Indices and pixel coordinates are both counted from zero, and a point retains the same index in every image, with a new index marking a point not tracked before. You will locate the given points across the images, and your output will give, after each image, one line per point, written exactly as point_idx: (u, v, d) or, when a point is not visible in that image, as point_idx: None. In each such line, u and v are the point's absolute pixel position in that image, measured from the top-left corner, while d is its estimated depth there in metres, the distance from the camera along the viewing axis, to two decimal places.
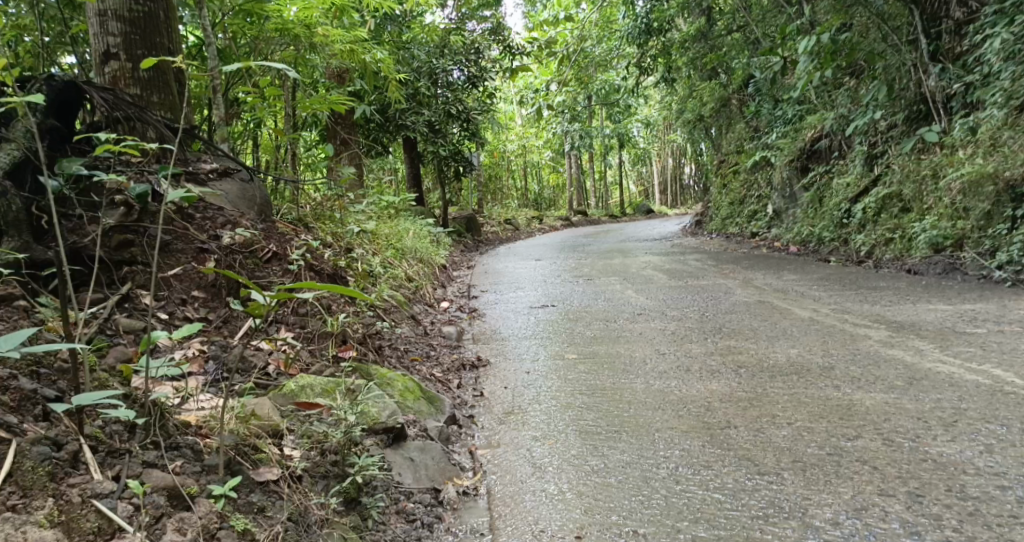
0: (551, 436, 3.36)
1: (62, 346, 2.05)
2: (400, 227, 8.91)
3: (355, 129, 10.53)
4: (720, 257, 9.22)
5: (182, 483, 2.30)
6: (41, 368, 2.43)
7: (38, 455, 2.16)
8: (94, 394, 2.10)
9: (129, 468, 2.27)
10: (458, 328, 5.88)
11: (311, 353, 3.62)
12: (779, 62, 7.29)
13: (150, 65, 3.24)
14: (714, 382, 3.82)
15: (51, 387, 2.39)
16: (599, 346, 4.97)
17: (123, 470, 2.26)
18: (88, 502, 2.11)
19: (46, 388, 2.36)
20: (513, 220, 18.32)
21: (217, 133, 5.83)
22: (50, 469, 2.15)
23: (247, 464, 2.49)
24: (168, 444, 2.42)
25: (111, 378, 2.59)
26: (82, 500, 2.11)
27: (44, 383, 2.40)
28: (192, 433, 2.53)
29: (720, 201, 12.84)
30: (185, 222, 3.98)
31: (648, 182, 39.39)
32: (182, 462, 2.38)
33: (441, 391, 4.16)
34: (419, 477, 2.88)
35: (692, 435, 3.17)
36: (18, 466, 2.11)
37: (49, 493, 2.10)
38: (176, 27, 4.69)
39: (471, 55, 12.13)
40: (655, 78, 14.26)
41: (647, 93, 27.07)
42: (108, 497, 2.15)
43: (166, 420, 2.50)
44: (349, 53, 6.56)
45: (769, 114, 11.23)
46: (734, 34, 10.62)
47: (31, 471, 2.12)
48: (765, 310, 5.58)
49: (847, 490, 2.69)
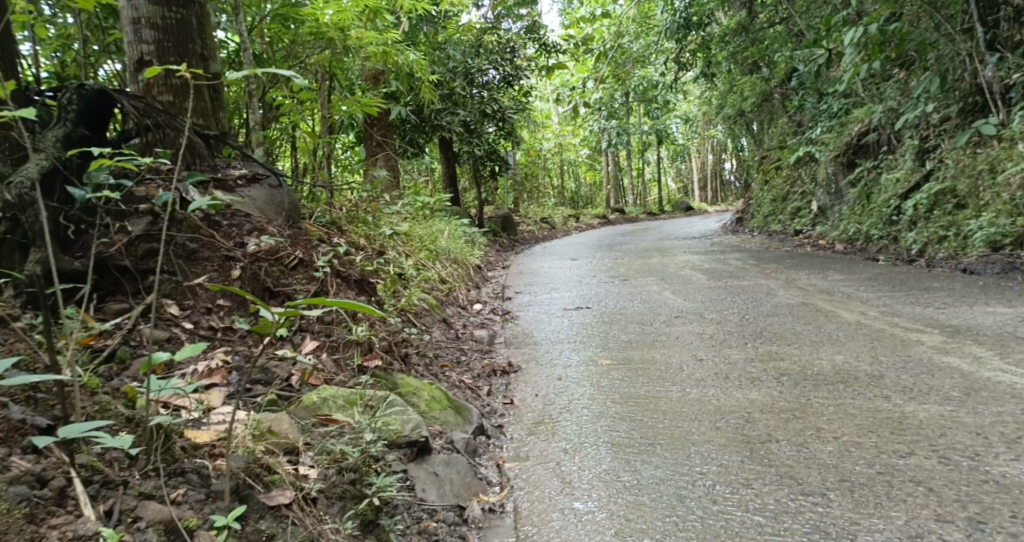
0: (581, 448, 3.24)
1: (43, 379, 1.99)
2: (435, 228, 8.85)
3: (391, 131, 10.52)
4: (762, 255, 8.96)
5: (180, 516, 2.19)
6: (36, 396, 2.37)
7: (15, 496, 2.02)
8: (82, 426, 2.02)
9: (123, 502, 2.17)
10: (490, 332, 5.79)
11: (336, 363, 3.55)
12: (824, 54, 7.05)
13: (154, 73, 2.91)
14: (754, 391, 3.66)
15: (45, 415, 2.30)
16: (634, 351, 4.82)
17: (117, 503, 2.16)
18: None
19: (36, 418, 2.27)
20: (550, 218, 18.20)
21: (253, 138, 5.85)
22: (28, 510, 2.01)
23: (259, 487, 2.40)
24: (170, 471, 2.34)
25: (115, 402, 2.52)
26: None
27: (40, 411, 2.32)
28: (203, 455, 2.46)
29: (763, 197, 12.52)
30: (212, 230, 3.94)
31: (688, 179, 38.90)
32: (185, 490, 2.29)
33: (470, 400, 4.07)
34: (443, 494, 2.79)
35: (731, 450, 3.01)
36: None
37: (26, 537, 1.94)
38: (209, 34, 4.66)
39: (507, 54, 12.02)
40: (695, 72, 13.98)
41: (687, 87, 26.66)
42: (90, 540, 2.01)
43: (170, 444, 2.42)
44: (382, 56, 6.50)
45: (813, 107, 10.90)
46: (777, 26, 10.27)
47: (7, 513, 1.97)
48: (809, 312, 5.36)
49: (900, 514, 2.50)
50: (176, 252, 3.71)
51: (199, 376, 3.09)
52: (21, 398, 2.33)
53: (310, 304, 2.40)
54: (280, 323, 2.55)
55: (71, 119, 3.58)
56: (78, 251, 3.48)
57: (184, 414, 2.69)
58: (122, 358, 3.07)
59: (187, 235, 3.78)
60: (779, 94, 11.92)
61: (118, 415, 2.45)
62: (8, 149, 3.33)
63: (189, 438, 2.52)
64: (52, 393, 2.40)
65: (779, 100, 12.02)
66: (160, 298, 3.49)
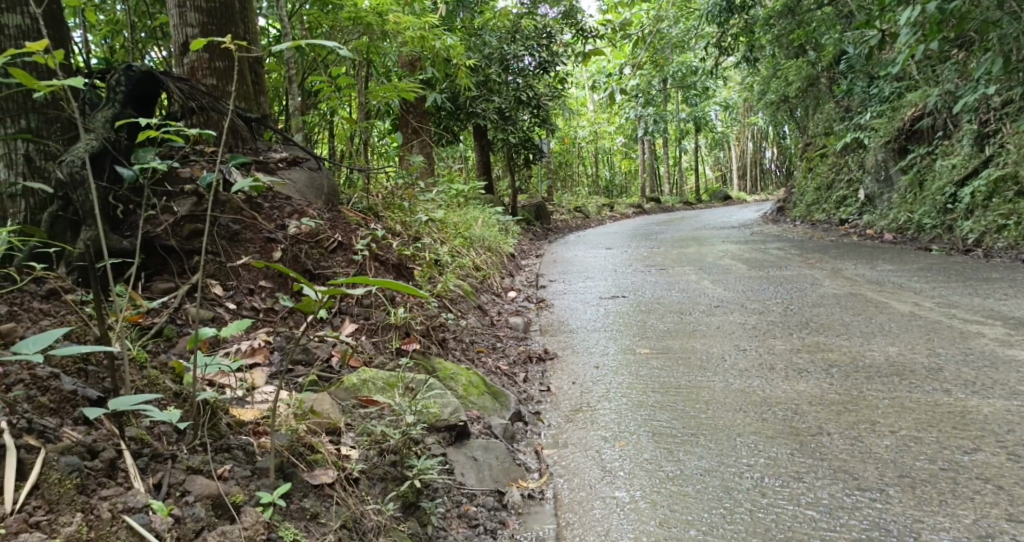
0: (622, 437, 3.20)
1: (95, 349, 1.97)
2: (469, 215, 8.83)
3: (426, 117, 10.52)
4: (803, 245, 8.79)
5: (227, 492, 2.18)
6: (87, 367, 2.37)
7: (66, 467, 2.02)
8: (131, 397, 2.00)
9: (171, 476, 2.17)
10: (526, 319, 5.75)
11: (375, 346, 3.55)
12: (876, 36, 6.84)
13: (201, 46, 2.82)
14: (802, 383, 3.60)
15: (95, 388, 2.31)
16: (673, 340, 4.74)
17: (165, 477, 2.15)
18: (119, 518, 1.96)
19: (87, 390, 2.27)
20: (583, 207, 18.07)
21: (294, 122, 5.87)
22: (79, 481, 2.01)
23: (302, 466, 2.40)
24: (217, 446, 2.34)
25: (162, 377, 2.53)
26: (113, 516, 1.97)
27: (90, 383, 2.33)
28: (247, 432, 2.47)
29: (806, 187, 12.29)
30: (254, 212, 3.95)
31: (725, 169, 38.43)
32: (231, 465, 2.29)
33: (507, 386, 4.04)
34: (482, 478, 2.78)
35: (779, 442, 2.94)
36: (46, 478, 1.98)
37: (77, 508, 1.95)
38: (252, 17, 4.67)
39: (544, 40, 11.92)
40: (735, 58, 13.71)
41: (726, 74, 26.23)
42: (140, 512, 2.00)
43: (217, 420, 2.42)
44: (421, 41, 6.46)
45: (863, 92, 10.64)
46: (824, 9, 10.01)
47: (58, 484, 1.98)
48: (858, 302, 5.23)
49: (968, 513, 2.41)
50: (220, 232, 3.72)
51: (242, 355, 3.10)
52: (71, 371, 2.34)
53: (351, 283, 2.36)
54: (324, 303, 2.50)
55: (119, 100, 3.60)
56: (125, 230, 3.51)
57: (228, 393, 2.71)
58: (168, 334, 3.09)
59: (230, 215, 3.79)
60: (824, 80, 11.64)
61: (165, 389, 2.46)
62: (60, 128, 3.34)
63: (234, 416, 2.53)
64: (101, 366, 2.41)
65: (825, 85, 11.76)
66: (204, 278, 3.51)
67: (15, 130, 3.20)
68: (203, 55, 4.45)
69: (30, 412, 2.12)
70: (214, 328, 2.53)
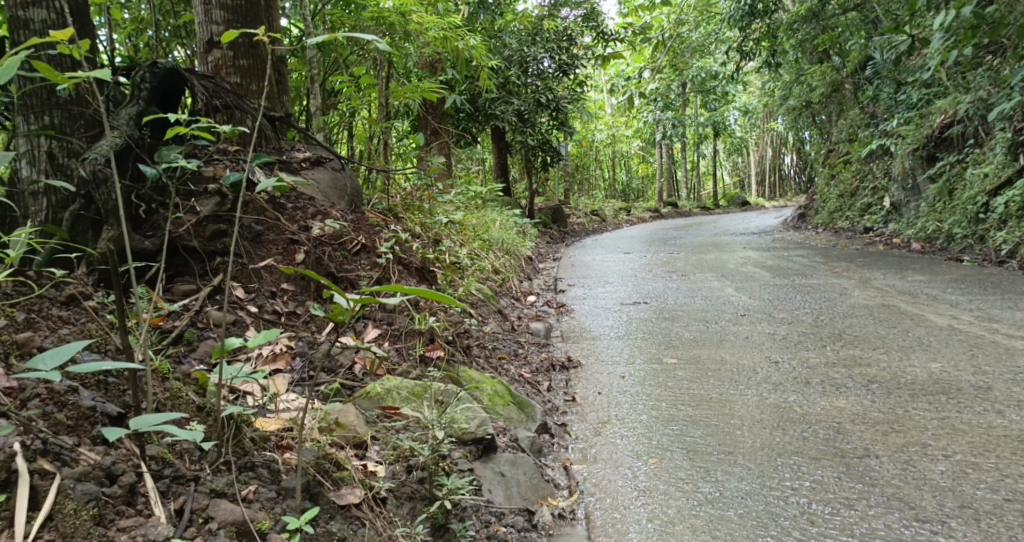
0: (655, 453, 3.09)
1: (114, 365, 1.84)
2: (487, 218, 8.72)
3: (445, 118, 10.41)
4: (828, 253, 8.61)
5: (252, 518, 2.07)
6: (109, 378, 2.27)
7: (82, 495, 1.93)
8: (153, 417, 1.87)
9: (194, 501, 2.06)
10: (547, 325, 5.63)
11: (399, 353, 3.44)
12: (906, 42, 6.65)
13: (231, 38, 2.70)
14: (841, 399, 3.48)
15: (115, 403, 2.22)
16: (701, 350, 4.61)
17: (187, 502, 2.05)
18: None
19: (107, 406, 2.17)
20: (599, 211, 17.91)
21: (315, 122, 5.78)
22: (97, 511, 1.92)
23: (328, 485, 2.29)
24: (241, 465, 2.23)
25: (185, 388, 2.42)
26: None
27: (111, 398, 2.23)
28: (271, 448, 2.36)
29: (828, 193, 12.09)
30: (277, 213, 3.86)
31: (743, 174, 38.14)
32: (256, 486, 2.18)
33: (531, 395, 3.92)
34: (511, 495, 2.66)
35: (825, 464, 2.87)
36: (61, 508, 1.89)
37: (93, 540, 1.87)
38: (277, 15, 4.59)
39: (563, 43, 11.76)
40: (757, 63, 13.51)
41: (745, 79, 25.97)
42: None
43: (242, 436, 2.32)
44: (443, 41, 6.34)
45: (889, 98, 10.27)
46: (850, 14, 9.81)
47: (73, 515, 1.89)
48: (891, 314, 5.08)
49: None
50: (243, 233, 3.63)
51: (264, 360, 2.99)
52: (91, 383, 2.24)
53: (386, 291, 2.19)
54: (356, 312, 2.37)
55: (143, 97, 3.51)
56: (148, 229, 3.43)
57: (251, 402, 2.61)
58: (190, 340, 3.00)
59: (254, 216, 3.70)
60: (850, 85, 11.42)
61: (188, 403, 2.36)
62: (84, 125, 3.26)
63: (257, 427, 2.43)
64: (122, 377, 2.31)
65: (849, 91, 11.55)
66: (226, 280, 3.42)
67: (38, 128, 3.13)
68: (227, 52, 4.38)
69: (47, 431, 2.03)
70: (239, 337, 2.41)
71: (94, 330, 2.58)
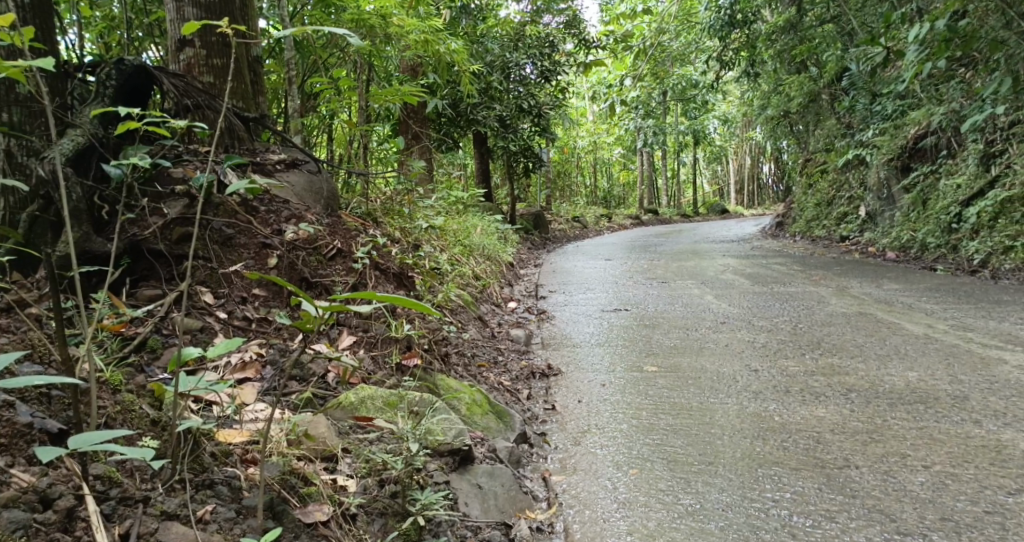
0: (635, 464, 3.03)
1: (45, 380, 1.72)
2: (469, 223, 8.66)
3: (426, 123, 10.33)
4: (807, 262, 8.61)
5: None
6: (51, 392, 2.17)
7: (8, 524, 1.83)
8: (92, 435, 1.76)
9: (141, 525, 1.96)
10: (527, 331, 5.57)
11: (374, 361, 3.35)
12: (881, 53, 6.68)
13: (193, 30, 2.60)
14: (821, 408, 3.44)
15: (56, 420, 2.10)
16: (681, 358, 4.56)
17: (134, 526, 1.95)
18: None
19: (47, 423, 2.07)
20: (581, 217, 17.91)
21: (292, 125, 5.69)
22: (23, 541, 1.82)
23: (295, 502, 2.20)
24: (199, 482, 2.13)
25: (138, 401, 2.32)
26: None
27: (54, 413, 2.13)
28: (233, 463, 2.26)
29: (807, 202, 12.14)
30: (249, 216, 3.76)
31: (723, 183, 38.41)
32: (214, 506, 2.08)
33: (510, 403, 3.85)
34: (487, 508, 2.59)
35: (805, 475, 2.82)
36: None
37: None
38: (253, 14, 4.51)
39: (545, 49, 11.71)
40: (738, 72, 13.58)
41: (726, 88, 26.10)
42: None
43: (200, 451, 2.22)
44: (423, 45, 6.24)
45: (865, 109, 10.39)
46: (827, 25, 9.88)
47: None
48: (868, 323, 5.07)
49: None
50: (212, 236, 3.53)
51: (232, 370, 2.93)
52: (31, 397, 2.13)
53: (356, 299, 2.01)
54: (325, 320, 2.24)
55: (110, 95, 3.45)
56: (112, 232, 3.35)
57: (215, 413, 2.52)
58: (153, 348, 2.91)
59: (224, 219, 3.61)
60: (827, 95, 11.49)
61: (142, 416, 2.26)
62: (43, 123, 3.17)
63: (220, 440, 2.33)
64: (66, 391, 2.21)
65: (827, 101, 11.61)
66: (194, 285, 3.32)
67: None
68: (200, 51, 4.29)
69: None
70: (199, 347, 2.31)
71: (37, 340, 2.48)
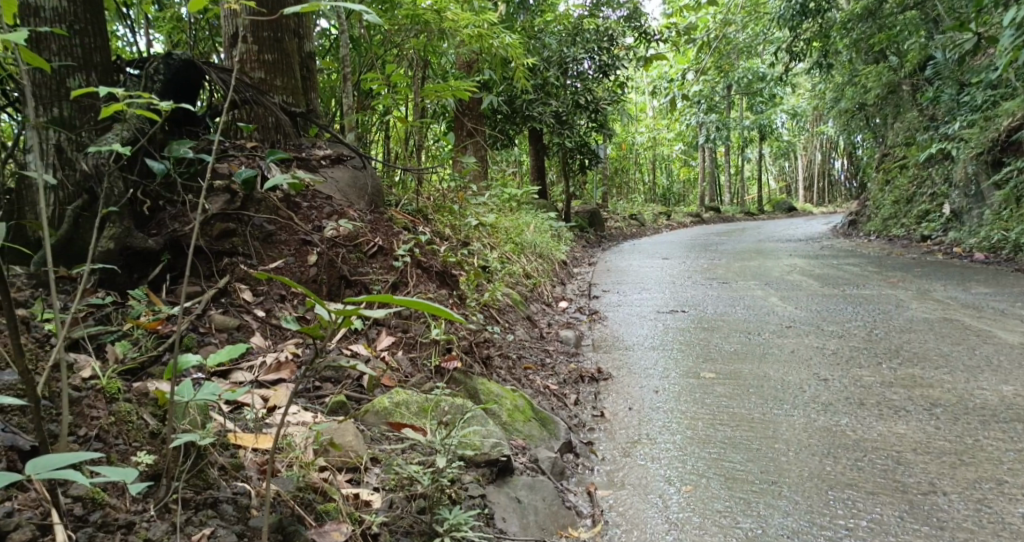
0: (688, 480, 2.88)
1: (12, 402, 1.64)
2: (521, 220, 8.49)
3: (481, 120, 10.17)
4: (883, 263, 8.15)
5: None
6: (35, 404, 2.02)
7: None
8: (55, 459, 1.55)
9: None
10: (578, 333, 5.36)
11: (412, 364, 3.22)
12: (972, 39, 6.20)
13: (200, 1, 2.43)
14: (901, 424, 3.26)
15: (30, 437, 1.95)
16: (742, 364, 4.28)
17: None
18: None
19: (23, 440, 1.92)
20: (639, 215, 17.54)
21: (344, 122, 5.59)
22: None
23: (310, 520, 2.07)
24: (200, 502, 1.99)
25: (142, 409, 2.19)
26: None
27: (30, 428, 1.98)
28: (242, 479, 2.12)
29: (882, 199, 11.54)
30: (290, 212, 3.68)
31: (791, 179, 37.27)
32: (212, 529, 1.94)
33: (555, 409, 3.67)
34: (526, 525, 2.45)
35: (884, 501, 2.66)
36: None
37: None
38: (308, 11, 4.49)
39: (604, 43, 11.30)
40: (809, 63, 13.03)
41: (795, 81, 25.18)
42: None
43: (205, 464, 2.09)
44: (478, 39, 6.08)
45: (951, 100, 9.75)
46: (910, 12, 9.35)
47: None
48: (956, 330, 4.71)
49: None
50: (253, 233, 3.47)
51: (267, 370, 2.82)
52: (14, 412, 2.00)
53: (371, 301, 1.72)
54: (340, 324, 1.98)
55: (157, 89, 3.38)
56: (153, 228, 3.24)
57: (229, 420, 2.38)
58: (189, 347, 2.81)
59: (265, 215, 3.54)
60: (908, 86, 10.92)
61: (141, 427, 2.12)
62: (94, 118, 3.15)
63: (236, 445, 2.23)
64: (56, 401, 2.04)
65: (907, 93, 11.01)
66: (233, 282, 3.24)
67: (46, 120, 3.03)
68: (252, 46, 4.25)
69: None
70: (196, 355, 2.13)
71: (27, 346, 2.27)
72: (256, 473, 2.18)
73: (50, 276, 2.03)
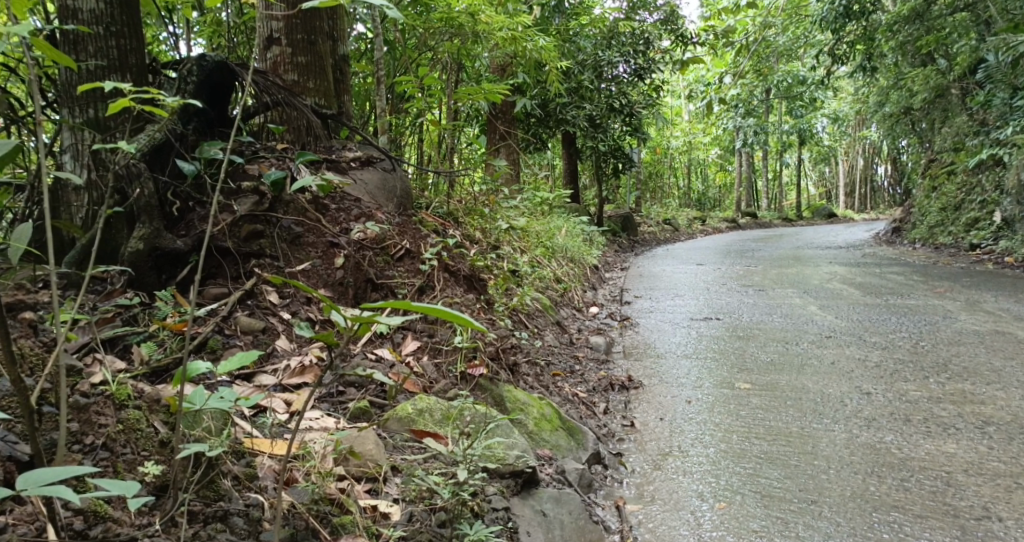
0: (723, 496, 2.81)
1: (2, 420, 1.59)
2: (553, 224, 8.39)
3: (515, 122, 10.10)
4: (928, 272, 7.91)
5: None
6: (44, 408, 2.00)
7: None
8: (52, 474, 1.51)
9: None
10: (608, 339, 5.26)
11: (437, 369, 3.16)
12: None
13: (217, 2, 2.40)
14: (951, 444, 3.17)
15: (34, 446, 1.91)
16: (778, 375, 4.16)
17: None
18: None
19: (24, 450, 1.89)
20: (673, 219, 17.32)
21: (376, 125, 5.57)
22: None
23: (326, 532, 2.02)
24: (209, 516, 1.96)
25: (152, 416, 2.15)
26: None
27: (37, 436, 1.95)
28: (254, 490, 2.09)
29: (927, 206, 11.23)
30: (319, 214, 3.65)
31: (831, 185, 36.61)
32: None
33: (584, 418, 3.59)
34: (552, 539, 2.38)
35: (934, 526, 2.59)
36: None
37: None
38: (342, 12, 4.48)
39: (640, 46, 11.12)
40: (852, 65, 12.74)
41: (836, 85, 24.73)
42: None
43: (216, 475, 2.05)
44: (513, 42, 6.02)
45: (1002, 104, 9.41)
46: (959, 14, 9.07)
47: None
48: (1007, 344, 4.54)
49: None
50: (280, 235, 3.43)
51: (291, 374, 2.78)
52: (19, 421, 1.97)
53: (390, 308, 1.66)
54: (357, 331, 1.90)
55: (189, 91, 3.36)
56: (182, 229, 3.20)
57: (246, 426, 2.34)
58: (211, 350, 2.78)
59: (293, 217, 3.51)
60: (956, 90, 10.61)
61: (150, 435, 2.08)
62: (129, 119, 3.16)
63: (253, 452, 2.20)
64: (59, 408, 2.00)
65: (956, 97, 10.70)
66: (259, 284, 3.21)
67: (81, 122, 3.03)
68: (286, 48, 4.23)
69: None
70: (207, 363, 2.07)
71: (29, 352, 2.18)
72: (272, 482, 2.15)
73: (51, 279, 1.87)
